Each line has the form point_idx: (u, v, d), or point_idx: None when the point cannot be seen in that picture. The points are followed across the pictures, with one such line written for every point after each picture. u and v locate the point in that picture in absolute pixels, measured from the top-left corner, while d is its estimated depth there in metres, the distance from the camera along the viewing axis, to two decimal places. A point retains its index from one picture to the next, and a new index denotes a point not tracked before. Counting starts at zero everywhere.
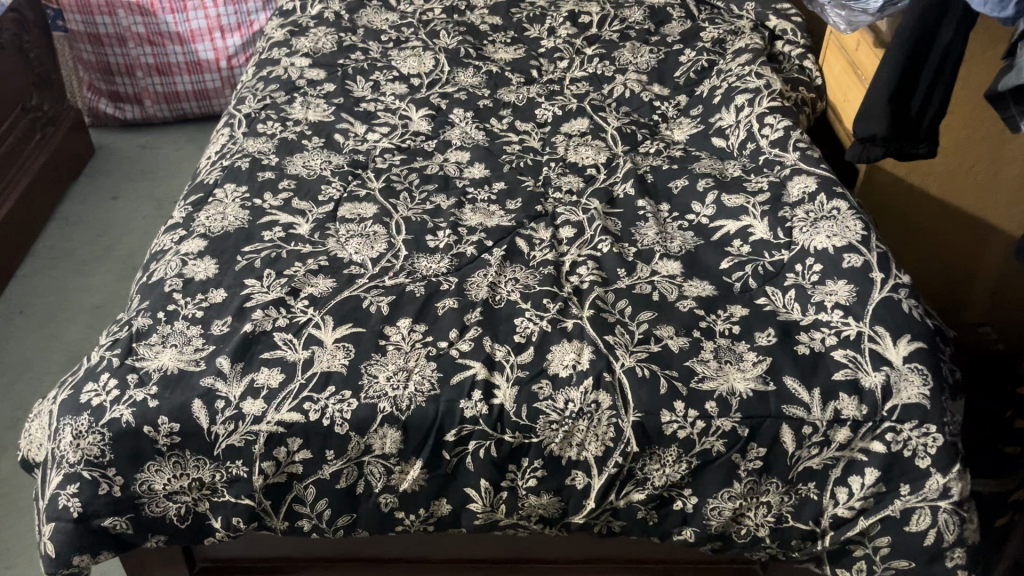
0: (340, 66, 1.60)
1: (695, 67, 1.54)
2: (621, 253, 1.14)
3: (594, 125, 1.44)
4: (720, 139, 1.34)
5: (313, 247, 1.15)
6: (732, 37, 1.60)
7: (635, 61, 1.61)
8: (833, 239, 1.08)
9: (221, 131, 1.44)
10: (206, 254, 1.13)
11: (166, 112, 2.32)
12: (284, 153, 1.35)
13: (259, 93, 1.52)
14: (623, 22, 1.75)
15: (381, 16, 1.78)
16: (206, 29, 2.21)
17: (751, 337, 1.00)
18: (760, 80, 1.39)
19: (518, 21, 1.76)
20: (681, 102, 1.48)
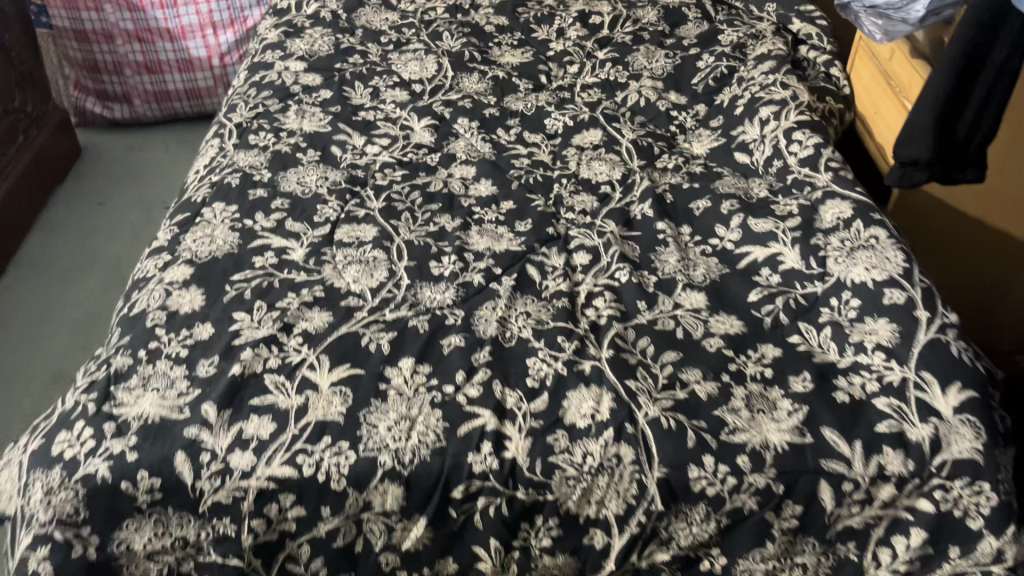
0: (337, 70, 1.51)
1: (714, 74, 1.45)
2: (641, 283, 1.05)
3: (608, 136, 1.36)
4: (743, 154, 1.26)
5: (308, 274, 1.07)
6: (753, 41, 1.51)
7: (649, 67, 1.52)
8: (872, 272, 0.99)
9: (211, 142, 1.36)
10: (192, 284, 1.05)
11: (156, 111, 2.22)
12: (278, 167, 1.27)
13: (251, 101, 1.43)
14: (636, 23, 1.66)
15: (380, 15, 1.69)
16: (197, 25, 2.11)
17: (785, 383, 0.92)
18: (786, 91, 1.30)
19: (526, 21, 1.67)
20: (700, 112, 1.40)
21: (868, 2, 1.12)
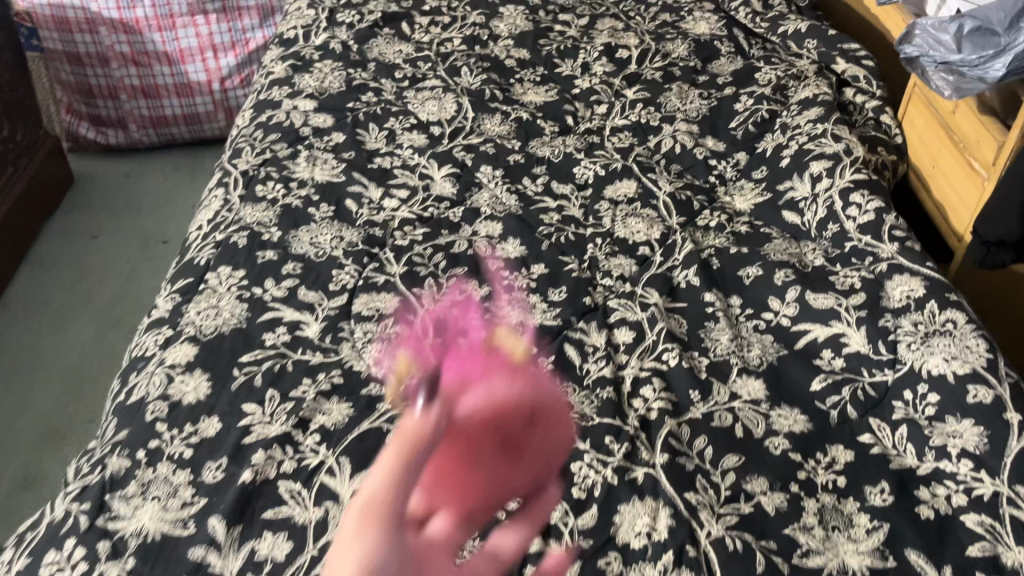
0: (350, 110, 1.41)
1: (754, 118, 1.35)
2: (692, 368, 0.96)
3: (644, 189, 1.26)
4: (792, 213, 1.16)
5: (324, 355, 0.97)
6: (793, 82, 1.41)
7: (683, 108, 1.42)
8: (951, 363, 0.90)
9: (214, 193, 1.25)
10: (196, 367, 0.95)
11: (152, 138, 2.11)
12: (288, 225, 1.16)
13: (258, 145, 1.33)
14: (665, 58, 1.56)
15: (393, 47, 1.59)
16: (196, 48, 2.01)
17: (861, 494, 0.82)
18: (839, 144, 1.20)
19: (548, 55, 1.57)
20: (741, 161, 1.30)
21: (940, 56, 1.01)
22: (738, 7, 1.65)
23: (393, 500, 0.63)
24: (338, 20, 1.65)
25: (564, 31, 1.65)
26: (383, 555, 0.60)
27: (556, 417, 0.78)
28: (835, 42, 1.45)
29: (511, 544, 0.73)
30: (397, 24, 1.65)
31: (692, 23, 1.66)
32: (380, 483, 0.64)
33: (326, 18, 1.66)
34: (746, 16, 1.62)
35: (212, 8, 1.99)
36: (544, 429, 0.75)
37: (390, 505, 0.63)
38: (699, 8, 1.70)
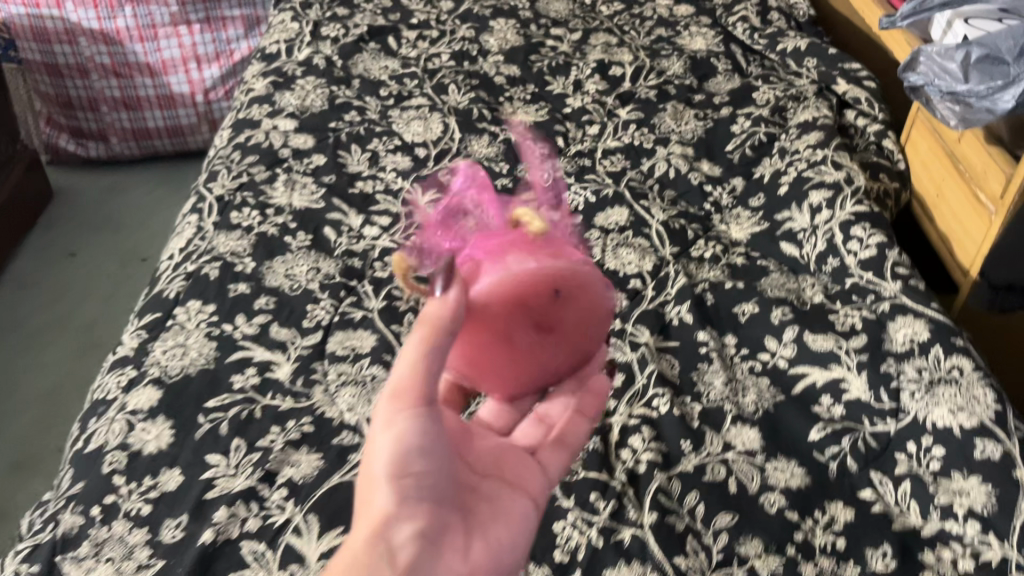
0: (332, 130, 1.36)
1: (751, 141, 1.30)
2: (684, 415, 0.90)
3: (636, 216, 1.21)
4: (790, 246, 1.11)
5: (295, 399, 0.92)
6: (792, 103, 1.36)
7: (678, 129, 1.37)
8: (957, 415, 0.85)
9: (188, 219, 1.20)
10: (160, 413, 0.90)
11: (134, 150, 2.06)
12: (263, 255, 1.11)
13: (235, 168, 1.28)
14: (660, 75, 1.51)
15: (379, 62, 1.54)
16: (179, 59, 1.95)
17: (862, 557, 0.77)
18: (839, 171, 1.15)
19: (539, 72, 1.52)
20: (737, 186, 1.25)
21: (946, 85, 0.97)
22: (736, 22, 1.60)
23: (426, 383, 0.46)
24: (322, 34, 1.60)
25: (556, 46, 1.60)
26: (421, 459, 0.45)
27: (606, 306, 0.59)
28: (835, 61, 1.40)
29: (577, 421, 0.58)
30: (384, 39, 1.60)
31: (688, 38, 1.61)
32: (410, 366, 0.46)
33: (311, 31, 1.61)
34: (743, 32, 1.57)
35: (195, 18, 1.94)
36: (601, 318, 0.58)
37: (426, 389, 0.46)
38: (695, 23, 1.65)
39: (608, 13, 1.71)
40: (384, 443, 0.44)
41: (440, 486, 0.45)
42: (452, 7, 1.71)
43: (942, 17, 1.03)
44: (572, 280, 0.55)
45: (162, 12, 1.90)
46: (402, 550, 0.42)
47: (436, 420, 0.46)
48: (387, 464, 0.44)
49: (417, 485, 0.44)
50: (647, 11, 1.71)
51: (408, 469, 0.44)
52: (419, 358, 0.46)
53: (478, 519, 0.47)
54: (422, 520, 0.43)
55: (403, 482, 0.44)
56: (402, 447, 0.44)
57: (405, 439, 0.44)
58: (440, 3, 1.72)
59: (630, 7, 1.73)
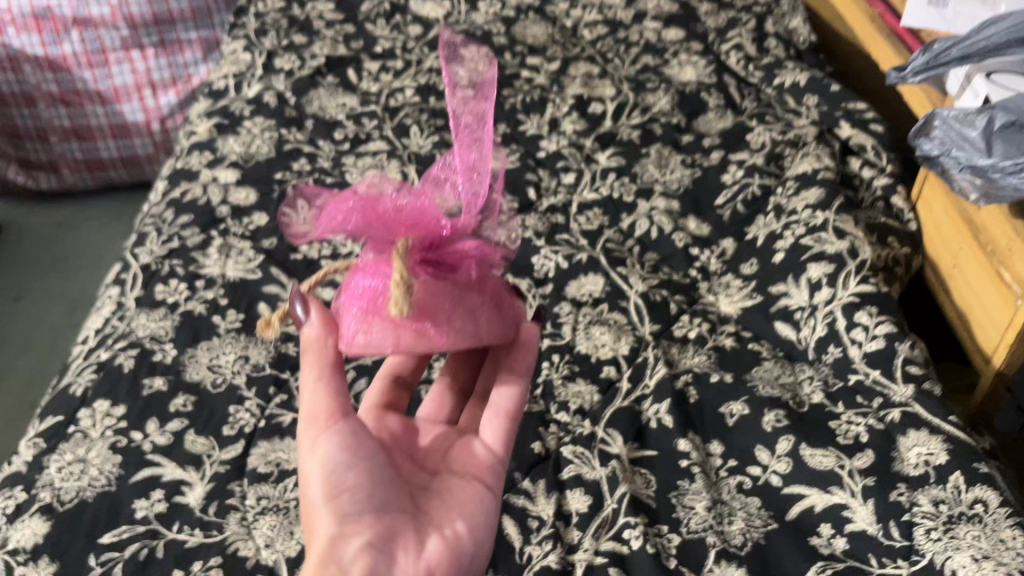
0: (277, 182, 1.22)
1: (744, 195, 1.17)
2: (659, 551, 0.77)
3: (613, 285, 1.07)
4: (786, 326, 0.98)
5: (205, 532, 0.79)
6: (789, 147, 1.22)
7: (662, 178, 1.23)
8: (982, 563, 0.71)
9: (109, 293, 1.07)
10: (44, 554, 0.77)
11: (88, 181, 1.93)
12: (186, 340, 0.98)
13: (166, 229, 1.14)
14: (645, 112, 1.37)
15: (336, 99, 1.40)
16: (133, 86, 1.82)
17: None
18: (842, 240, 1.00)
19: (512, 110, 1.38)
20: (728, 250, 1.11)
21: (965, 158, 0.82)
22: (729, 51, 1.46)
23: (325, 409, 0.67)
24: (275, 66, 1.47)
25: (531, 79, 1.46)
26: (345, 475, 0.66)
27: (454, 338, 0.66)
28: (838, 99, 1.27)
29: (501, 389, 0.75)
30: (343, 71, 1.46)
31: (676, 68, 1.47)
32: (313, 399, 0.67)
33: (263, 64, 1.47)
34: (737, 61, 1.43)
35: (148, 42, 1.80)
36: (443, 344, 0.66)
37: (332, 416, 0.67)
38: (685, 50, 1.51)
39: (591, 38, 1.57)
40: (313, 470, 0.66)
41: (371, 497, 0.66)
42: (420, 33, 1.57)
43: (959, 71, 0.90)
44: (434, 322, 0.65)
45: (112, 37, 1.76)
46: (351, 558, 0.62)
47: (336, 446, 0.66)
48: (321, 491, 0.65)
49: (352, 500, 0.65)
50: (633, 36, 1.57)
51: (336, 488, 0.65)
52: (315, 399, 0.67)
53: (422, 519, 0.68)
54: (362, 529, 0.64)
55: (338, 500, 0.65)
56: (326, 476, 0.65)
57: (324, 462, 0.66)
58: (407, 28, 1.58)
59: (615, 31, 1.59)
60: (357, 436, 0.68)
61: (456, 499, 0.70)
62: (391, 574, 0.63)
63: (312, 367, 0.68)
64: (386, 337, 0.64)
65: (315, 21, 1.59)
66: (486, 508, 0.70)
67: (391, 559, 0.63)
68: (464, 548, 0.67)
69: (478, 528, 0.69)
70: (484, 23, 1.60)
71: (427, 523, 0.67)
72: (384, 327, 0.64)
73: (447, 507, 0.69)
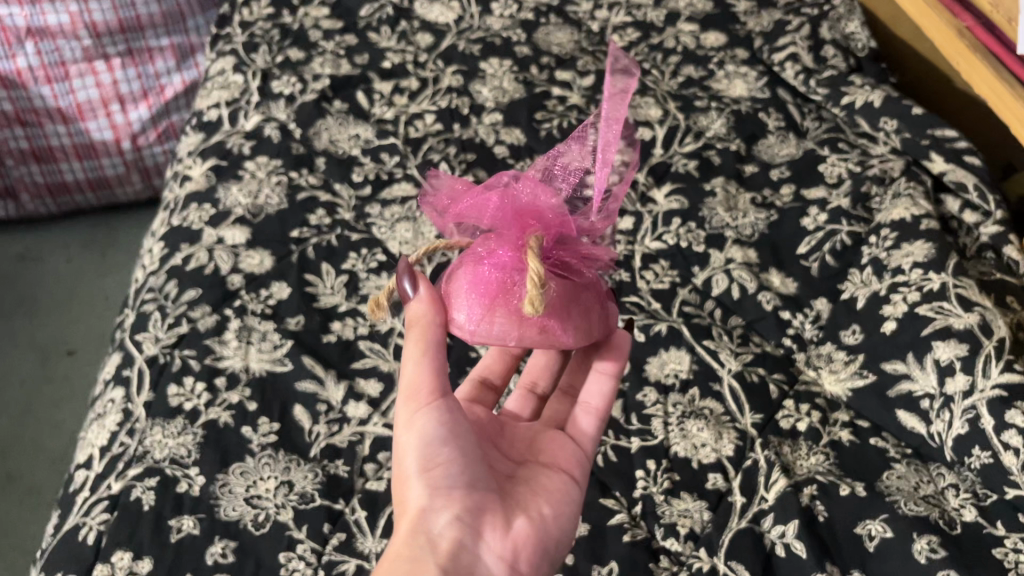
0: (295, 242, 1.06)
1: (833, 244, 1.03)
2: None
3: (700, 363, 0.93)
4: (912, 416, 0.85)
5: None
6: (875, 185, 1.09)
7: (733, 222, 1.09)
8: None
9: (111, 394, 0.91)
10: None
11: (51, 208, 1.73)
12: (214, 461, 0.82)
13: (171, 309, 0.98)
14: (698, 137, 1.22)
15: (347, 130, 1.23)
16: (98, 101, 1.61)
17: None
18: (971, 313, 0.88)
19: (549, 138, 1.23)
20: (823, 312, 0.98)
21: None
22: (784, 61, 1.31)
23: (428, 383, 0.67)
24: (273, 90, 1.28)
25: (564, 98, 1.30)
26: (443, 450, 0.67)
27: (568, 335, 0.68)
28: (922, 125, 1.13)
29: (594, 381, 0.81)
30: (351, 94, 1.29)
31: (724, 81, 1.32)
32: (415, 372, 0.67)
33: (258, 87, 1.29)
34: (795, 74, 1.28)
35: (114, 51, 1.58)
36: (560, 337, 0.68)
37: (434, 391, 0.68)
38: (731, 58, 1.36)
39: (621, 44, 1.41)
40: (410, 442, 0.67)
41: (464, 473, 0.68)
42: (431, 42, 1.40)
43: None
44: (559, 319, 0.67)
45: (72, 47, 1.54)
46: (441, 531, 0.65)
47: (434, 420, 0.67)
48: (416, 462, 0.67)
49: (447, 475, 0.67)
50: (668, 40, 1.40)
51: (432, 461, 0.67)
52: (418, 374, 0.67)
53: (509, 499, 0.71)
54: (453, 504, 0.67)
55: (432, 473, 0.67)
56: (423, 448, 0.67)
57: (422, 435, 0.67)
58: (415, 37, 1.40)
59: (647, 35, 1.42)
60: (454, 413, 0.69)
61: (543, 488, 0.73)
62: (479, 547, 0.66)
63: (416, 341, 0.67)
64: (509, 332, 0.66)
65: (311, 31, 1.41)
66: (571, 500, 0.74)
67: (478, 536, 0.67)
68: (549, 532, 0.71)
69: (562, 515, 0.73)
70: (502, 29, 1.43)
71: (514, 504, 0.71)
72: (509, 320, 0.66)
73: (534, 493, 0.72)
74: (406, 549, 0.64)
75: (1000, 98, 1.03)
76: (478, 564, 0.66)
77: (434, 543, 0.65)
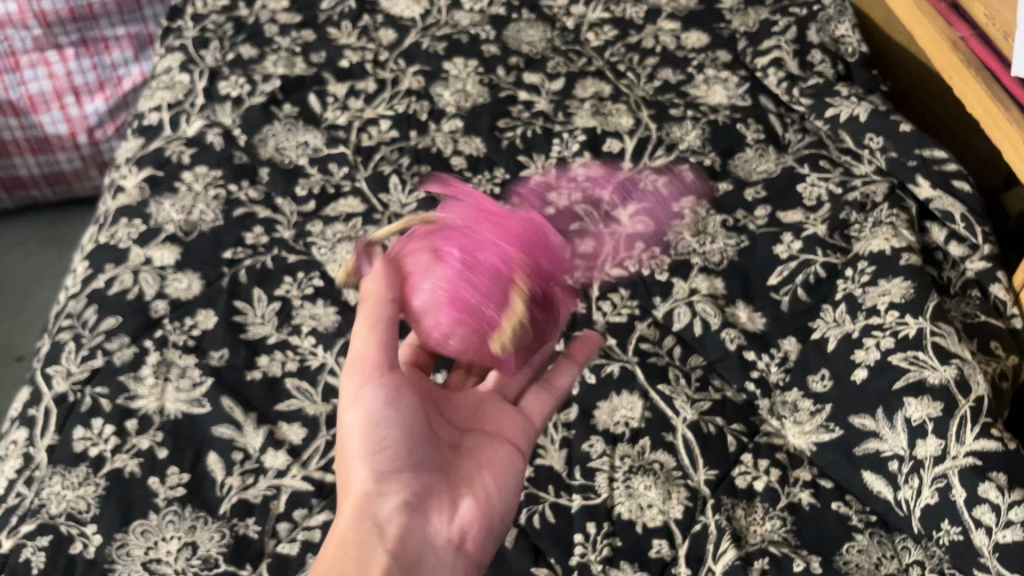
0: (227, 263, 0.98)
1: (805, 278, 0.95)
2: None
3: (654, 410, 0.86)
4: (878, 479, 0.78)
5: None
6: (856, 211, 1.01)
7: (701, 248, 1.01)
8: None
9: (13, 435, 0.84)
10: None
11: (7, 201, 1.66)
12: (115, 518, 0.76)
13: (88, 339, 0.91)
14: (671, 150, 1.14)
15: (296, 137, 1.15)
16: (51, 93, 1.54)
17: None
18: (949, 365, 0.80)
19: (511, 148, 1.14)
20: (791, 353, 0.90)
21: None
22: (767, 66, 1.21)
23: (376, 355, 0.65)
24: (219, 92, 1.20)
25: (531, 104, 1.21)
26: (389, 431, 0.65)
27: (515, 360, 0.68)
28: (910, 145, 1.04)
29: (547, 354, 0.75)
30: (303, 97, 1.21)
31: (703, 87, 1.23)
32: (363, 343, 0.65)
33: (204, 89, 1.21)
34: (778, 82, 1.19)
35: (66, 41, 1.52)
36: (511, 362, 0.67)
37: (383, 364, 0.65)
38: (711, 62, 1.26)
39: (597, 43, 1.31)
40: (354, 423, 0.65)
41: (409, 454, 0.65)
42: (394, 39, 1.31)
43: None
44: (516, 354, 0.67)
45: (22, 37, 1.48)
46: (388, 517, 0.64)
47: (380, 399, 0.65)
48: (362, 445, 0.65)
49: (393, 458, 0.65)
50: (647, 40, 1.31)
51: (378, 444, 0.64)
52: (364, 347, 0.65)
53: (454, 476, 0.68)
54: (400, 489, 0.65)
55: (379, 455, 0.64)
56: (368, 431, 0.64)
57: (367, 415, 0.64)
58: (377, 33, 1.31)
59: (625, 34, 1.32)
60: (399, 388, 0.66)
61: (491, 459, 0.70)
62: (425, 532, 0.65)
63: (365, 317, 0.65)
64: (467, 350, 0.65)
65: (267, 26, 1.32)
66: (519, 473, 0.71)
67: (425, 520, 0.65)
68: (497, 508, 0.68)
69: (509, 488, 0.70)
70: (470, 25, 1.34)
71: (459, 481, 0.68)
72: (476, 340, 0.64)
73: (480, 466, 0.69)
74: (351, 538, 0.62)
75: (993, 116, 0.94)
76: (427, 548, 0.64)
77: (381, 530, 0.63)
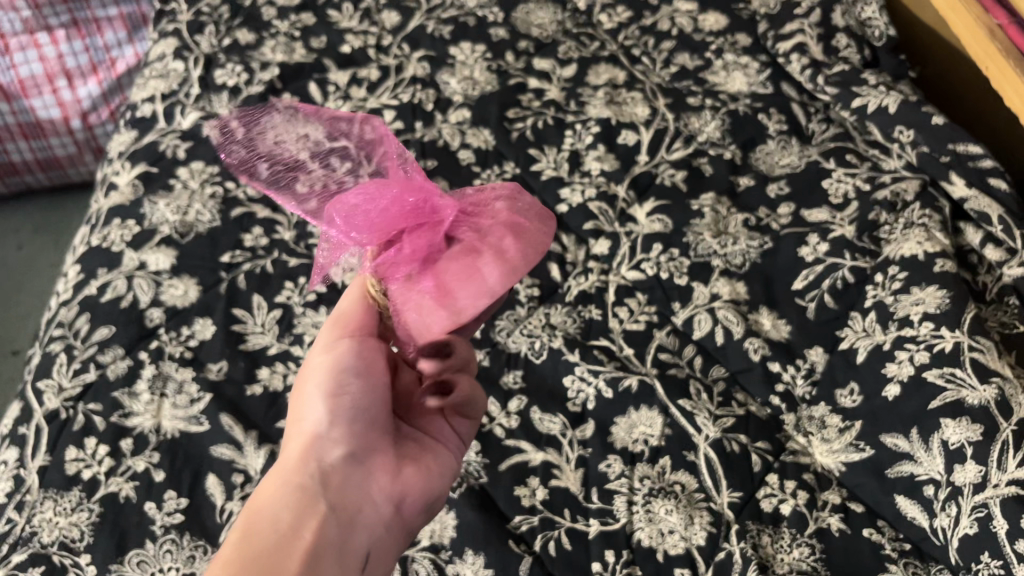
0: (225, 268, 0.94)
1: (833, 282, 0.91)
2: None
3: (674, 426, 0.82)
4: (913, 505, 0.75)
5: None
6: (885, 211, 0.96)
7: (722, 249, 0.96)
8: None
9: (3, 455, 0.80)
10: None
11: None
12: (111, 549, 0.73)
13: (79, 349, 0.86)
14: (689, 142, 1.08)
15: None
16: (42, 77, 1.47)
17: None
18: (988, 386, 0.77)
19: (521, 140, 1.09)
20: (818, 364, 0.85)
21: None
22: (790, 52, 1.15)
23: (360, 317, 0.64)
24: (215, 81, 1.15)
25: (541, 92, 1.16)
26: (353, 381, 0.62)
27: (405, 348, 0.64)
28: (942, 138, 0.99)
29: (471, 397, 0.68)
30: (302, 88, 1.15)
31: (722, 73, 1.17)
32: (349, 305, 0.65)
33: (200, 77, 1.15)
34: (801, 69, 1.13)
35: (57, 22, 1.45)
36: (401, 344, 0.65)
37: (362, 327, 0.64)
38: (730, 46, 1.20)
39: (609, 26, 1.24)
40: (321, 365, 0.62)
41: (366, 410, 0.62)
42: (397, 22, 1.24)
43: None
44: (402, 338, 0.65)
45: (11, 19, 1.42)
46: (334, 464, 0.59)
47: (355, 354, 0.62)
48: (325, 384, 0.61)
49: (352, 407, 0.61)
50: (662, 22, 1.24)
51: (341, 388, 0.61)
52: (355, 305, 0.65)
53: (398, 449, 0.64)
54: (351, 442, 0.61)
55: (338, 402, 0.61)
56: (334, 376, 0.61)
57: (337, 362, 0.62)
58: (379, 16, 1.25)
59: (640, 15, 1.25)
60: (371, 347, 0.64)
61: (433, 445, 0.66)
62: (365, 491, 0.60)
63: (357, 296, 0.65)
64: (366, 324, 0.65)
65: (264, 8, 1.26)
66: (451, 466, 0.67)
67: (366, 480, 0.60)
68: (433, 486, 0.64)
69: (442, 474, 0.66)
70: (476, 6, 1.26)
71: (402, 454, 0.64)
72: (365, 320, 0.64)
73: (423, 447, 0.65)
74: (294, 474, 0.58)
75: None
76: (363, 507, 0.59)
77: (325, 475, 0.59)
